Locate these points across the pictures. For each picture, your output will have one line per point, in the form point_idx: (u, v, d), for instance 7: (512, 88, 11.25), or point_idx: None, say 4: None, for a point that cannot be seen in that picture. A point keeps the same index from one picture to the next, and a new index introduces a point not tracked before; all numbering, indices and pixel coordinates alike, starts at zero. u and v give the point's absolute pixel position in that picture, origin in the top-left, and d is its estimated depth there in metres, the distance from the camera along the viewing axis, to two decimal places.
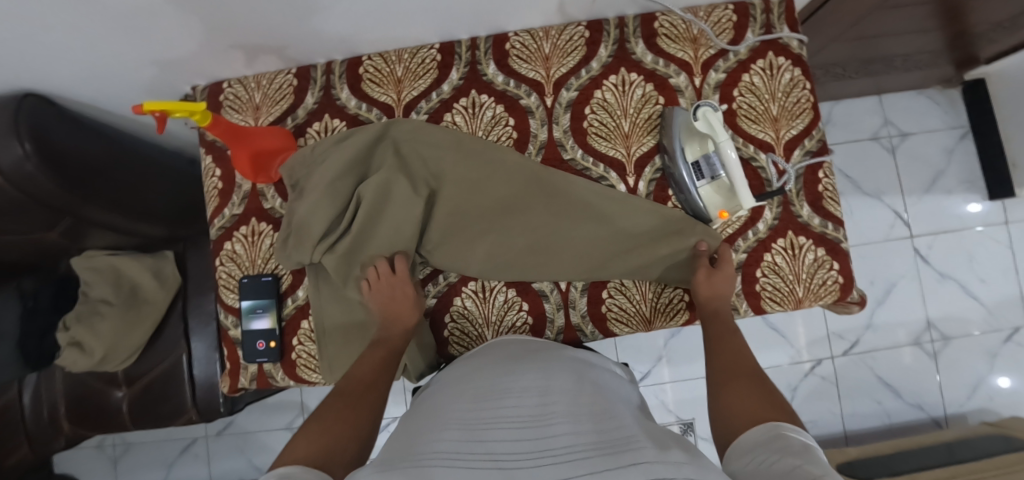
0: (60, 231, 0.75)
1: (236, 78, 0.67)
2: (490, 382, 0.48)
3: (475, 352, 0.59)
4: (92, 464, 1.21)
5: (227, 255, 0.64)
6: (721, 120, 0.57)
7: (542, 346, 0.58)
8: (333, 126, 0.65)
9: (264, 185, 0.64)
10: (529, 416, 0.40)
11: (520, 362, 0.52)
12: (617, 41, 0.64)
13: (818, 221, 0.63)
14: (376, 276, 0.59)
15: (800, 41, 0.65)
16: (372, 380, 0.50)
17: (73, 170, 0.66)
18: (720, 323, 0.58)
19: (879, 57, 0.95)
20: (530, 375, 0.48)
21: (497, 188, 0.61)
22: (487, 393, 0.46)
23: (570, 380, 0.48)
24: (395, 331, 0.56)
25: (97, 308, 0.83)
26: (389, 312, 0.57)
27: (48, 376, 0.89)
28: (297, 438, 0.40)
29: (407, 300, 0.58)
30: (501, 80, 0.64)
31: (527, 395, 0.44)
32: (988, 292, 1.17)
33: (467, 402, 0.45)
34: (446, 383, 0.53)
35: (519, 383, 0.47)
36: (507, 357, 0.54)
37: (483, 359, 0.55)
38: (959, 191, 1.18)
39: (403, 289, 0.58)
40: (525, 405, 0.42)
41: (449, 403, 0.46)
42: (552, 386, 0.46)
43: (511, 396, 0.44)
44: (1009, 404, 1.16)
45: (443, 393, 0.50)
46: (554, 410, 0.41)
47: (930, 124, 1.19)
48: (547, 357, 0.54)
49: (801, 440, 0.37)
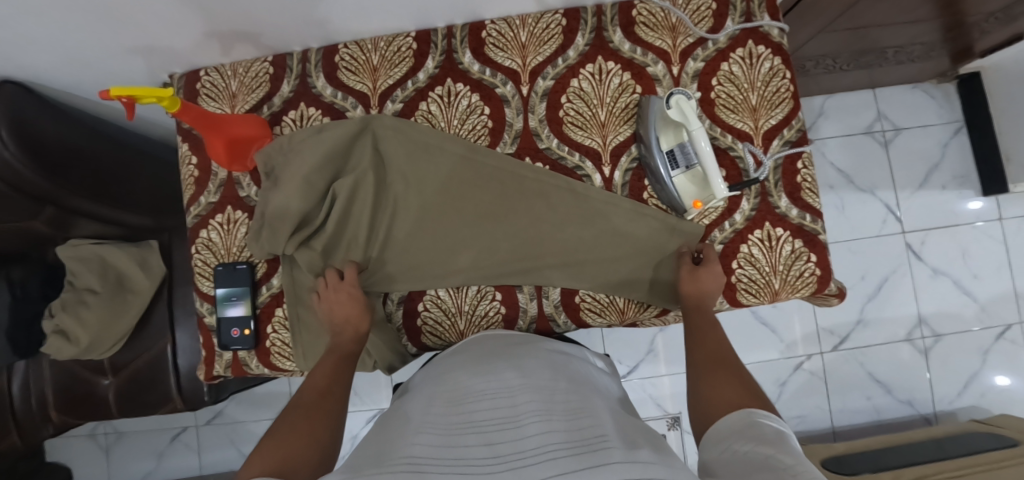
0: (46, 220, 0.76)
1: (213, 66, 0.67)
2: (464, 385, 0.47)
3: (452, 351, 0.59)
4: (84, 453, 1.23)
5: (203, 244, 0.64)
6: (694, 108, 0.56)
7: (517, 340, 0.58)
8: (309, 115, 0.65)
9: (240, 173, 0.64)
10: (504, 417, 0.39)
11: (497, 362, 0.51)
12: (595, 29, 0.63)
13: (796, 213, 0.62)
14: (326, 286, 0.59)
15: (781, 30, 0.64)
16: (326, 388, 0.50)
17: (53, 158, 0.67)
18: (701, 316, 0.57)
19: (870, 48, 0.94)
20: (507, 374, 0.47)
21: (478, 188, 0.61)
22: (464, 397, 0.45)
23: (547, 378, 0.47)
24: (347, 337, 0.56)
25: (82, 297, 0.83)
26: (340, 320, 0.57)
27: (36, 364, 0.90)
28: (256, 456, 0.38)
29: (354, 303, 0.57)
30: (477, 69, 0.63)
31: (500, 396, 0.43)
32: (982, 289, 1.15)
33: (444, 407, 0.44)
34: (426, 386, 0.53)
35: (496, 383, 0.46)
36: (483, 356, 0.53)
37: (460, 360, 0.54)
38: (953, 186, 1.16)
39: (351, 292, 0.58)
40: (499, 407, 0.41)
41: (424, 409, 0.45)
42: (527, 384, 0.45)
43: (484, 399, 0.43)
44: (1001, 402, 1.15)
45: (420, 397, 0.50)
46: (528, 411, 0.39)
47: (924, 119, 1.17)
48: (524, 354, 0.53)
49: (773, 428, 0.36)
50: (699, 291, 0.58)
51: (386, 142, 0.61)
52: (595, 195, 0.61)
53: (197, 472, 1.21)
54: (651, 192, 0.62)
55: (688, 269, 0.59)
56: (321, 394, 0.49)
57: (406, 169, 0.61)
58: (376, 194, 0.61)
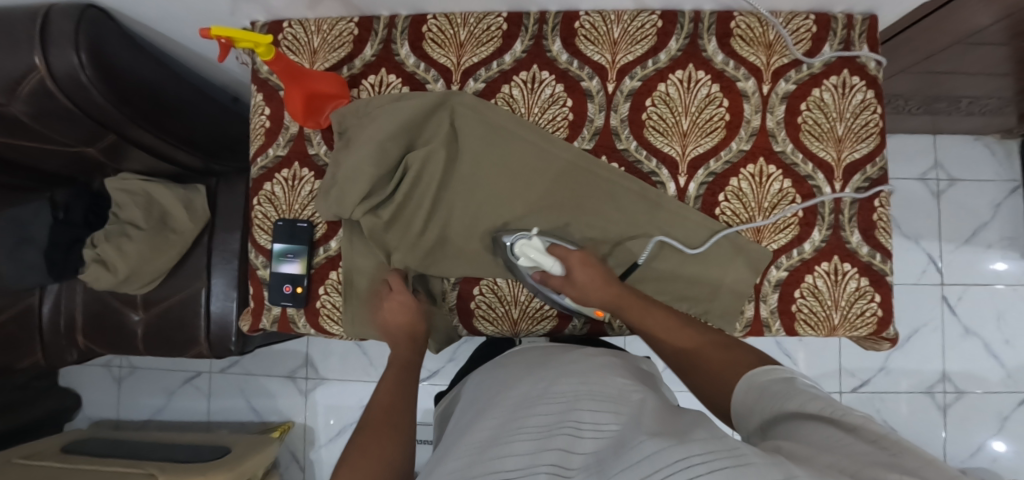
0: (101, 148, 0.76)
1: (297, 19, 0.66)
2: (521, 390, 0.46)
3: (509, 353, 0.59)
4: (96, 382, 1.24)
5: (265, 197, 0.64)
6: (540, 247, 0.56)
7: (555, 350, 0.55)
8: (389, 82, 0.64)
9: (311, 130, 0.64)
10: (551, 423, 0.38)
11: (554, 367, 0.48)
12: (690, 35, 0.62)
13: (867, 250, 0.61)
14: (382, 294, 0.60)
15: (878, 63, 0.62)
16: (390, 403, 0.49)
17: (123, 85, 0.66)
18: (633, 306, 0.52)
19: (945, 95, 0.91)
20: (567, 378, 0.44)
21: (545, 181, 0.60)
22: (512, 406, 0.43)
23: (612, 379, 0.43)
24: (403, 348, 0.57)
25: (125, 230, 0.85)
26: (394, 333, 0.58)
27: (69, 288, 0.90)
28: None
29: (407, 312, 0.58)
30: (565, 59, 0.62)
31: (554, 401, 0.41)
32: (1012, 354, 1.14)
33: (495, 413, 0.43)
34: (488, 384, 0.53)
35: (552, 388, 0.43)
36: (541, 362, 0.51)
37: (509, 370, 0.53)
38: (999, 246, 1.14)
39: (402, 301, 0.58)
40: (551, 413, 0.39)
41: (488, 412, 0.45)
42: (585, 386, 0.42)
43: (530, 405, 0.42)
44: (1010, 469, 1.13)
45: (484, 399, 0.50)
46: (576, 415, 0.38)
47: (982, 174, 1.15)
48: (577, 358, 0.50)
49: (781, 374, 0.39)
50: (606, 290, 0.53)
51: (461, 121, 0.60)
52: (668, 203, 0.60)
53: (204, 417, 1.22)
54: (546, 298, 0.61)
55: (562, 280, 0.56)
56: (387, 408, 0.49)
57: (474, 154, 0.60)
58: (445, 171, 0.60)
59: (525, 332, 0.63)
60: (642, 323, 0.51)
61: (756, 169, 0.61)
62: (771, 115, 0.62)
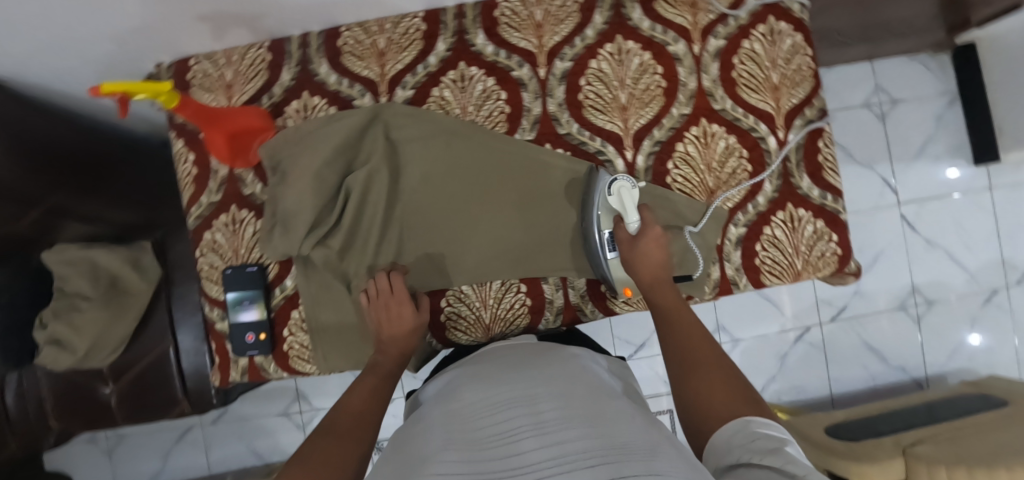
0: (30, 225, 0.70)
1: (203, 53, 0.62)
2: (480, 393, 0.40)
3: (480, 351, 0.55)
4: (84, 458, 1.20)
5: (208, 245, 0.61)
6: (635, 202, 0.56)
7: (545, 348, 0.53)
8: (314, 104, 0.61)
9: (243, 169, 0.61)
10: (521, 424, 0.32)
11: (519, 372, 0.43)
12: (612, 6, 0.60)
13: (818, 193, 0.62)
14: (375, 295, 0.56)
15: (801, 5, 0.62)
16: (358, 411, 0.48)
17: (36, 155, 0.64)
18: (666, 292, 0.53)
19: (874, 22, 0.93)
20: (533, 382, 0.39)
21: (500, 179, 0.59)
22: (472, 406, 0.38)
23: (574, 386, 0.39)
24: (389, 358, 0.53)
25: (74, 303, 0.78)
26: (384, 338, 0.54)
27: (28, 373, 0.86)
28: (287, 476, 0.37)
29: (403, 327, 0.54)
30: (491, 51, 0.60)
31: (518, 406, 0.35)
32: (973, 258, 1.19)
33: (450, 413, 0.38)
34: (451, 381, 0.48)
35: (518, 392, 0.37)
36: (512, 364, 0.46)
37: (479, 369, 0.48)
38: (946, 157, 1.18)
39: (401, 310, 0.55)
40: (517, 416, 0.33)
41: (446, 411, 0.38)
42: (556, 392, 0.37)
43: (493, 409, 0.36)
44: (984, 362, 1.20)
45: (443, 396, 0.44)
46: (550, 417, 0.32)
47: (920, 90, 1.18)
48: (542, 364, 0.46)
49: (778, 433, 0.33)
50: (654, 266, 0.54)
51: (397, 134, 0.58)
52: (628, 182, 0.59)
53: (206, 470, 1.19)
54: (539, 229, 0.61)
55: (628, 237, 0.56)
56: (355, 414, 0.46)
57: (474, 157, 0.59)
58: (390, 187, 0.58)
59: (500, 334, 0.62)
60: (669, 314, 0.52)
61: (700, 131, 0.61)
62: (706, 74, 0.61)
